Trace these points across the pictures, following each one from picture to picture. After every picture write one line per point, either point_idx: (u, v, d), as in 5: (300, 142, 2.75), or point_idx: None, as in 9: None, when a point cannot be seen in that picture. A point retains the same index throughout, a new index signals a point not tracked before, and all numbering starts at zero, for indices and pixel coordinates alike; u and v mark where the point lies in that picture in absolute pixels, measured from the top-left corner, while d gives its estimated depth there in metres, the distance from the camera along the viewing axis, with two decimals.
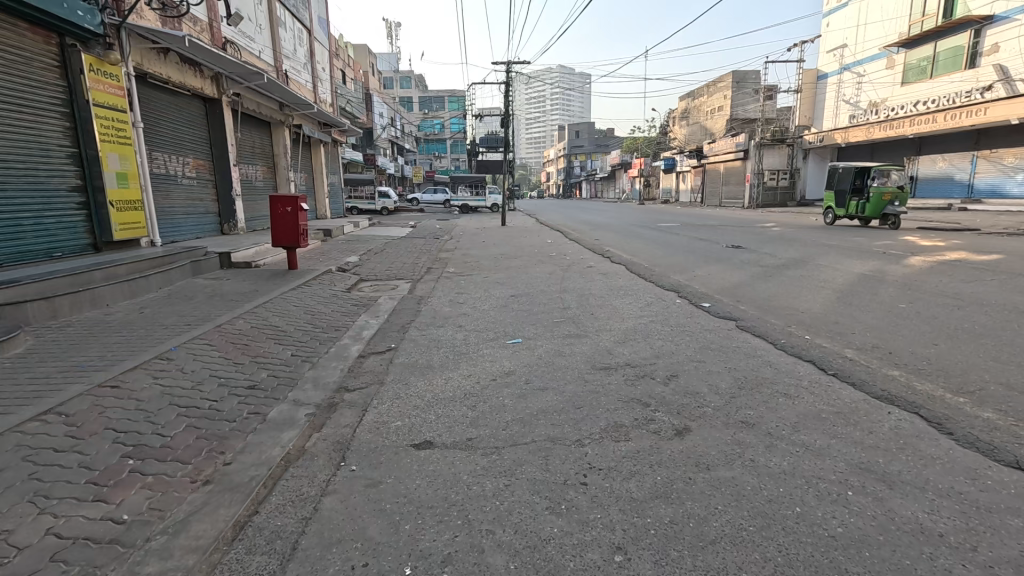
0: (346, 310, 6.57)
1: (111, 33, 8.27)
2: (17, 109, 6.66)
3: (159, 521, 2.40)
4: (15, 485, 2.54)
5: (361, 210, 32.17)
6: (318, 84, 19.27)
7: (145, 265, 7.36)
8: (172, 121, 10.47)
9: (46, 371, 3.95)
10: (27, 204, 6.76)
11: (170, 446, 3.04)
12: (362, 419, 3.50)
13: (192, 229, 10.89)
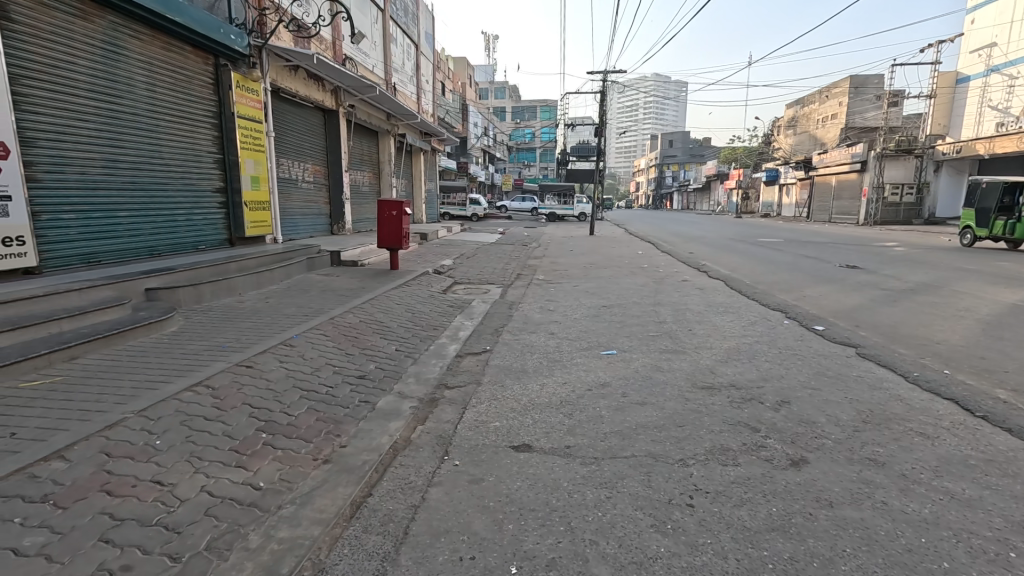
0: (443, 310, 6.86)
1: (255, 53, 9.37)
2: (179, 120, 7.71)
3: (289, 491, 2.65)
4: (176, 445, 2.93)
5: (453, 216, 33.38)
6: (421, 96, 20.38)
7: (270, 259, 8.19)
8: (298, 131, 11.58)
9: (195, 349, 4.52)
10: (182, 202, 7.79)
11: (295, 424, 3.35)
12: (462, 416, 3.63)
13: (307, 228, 11.94)
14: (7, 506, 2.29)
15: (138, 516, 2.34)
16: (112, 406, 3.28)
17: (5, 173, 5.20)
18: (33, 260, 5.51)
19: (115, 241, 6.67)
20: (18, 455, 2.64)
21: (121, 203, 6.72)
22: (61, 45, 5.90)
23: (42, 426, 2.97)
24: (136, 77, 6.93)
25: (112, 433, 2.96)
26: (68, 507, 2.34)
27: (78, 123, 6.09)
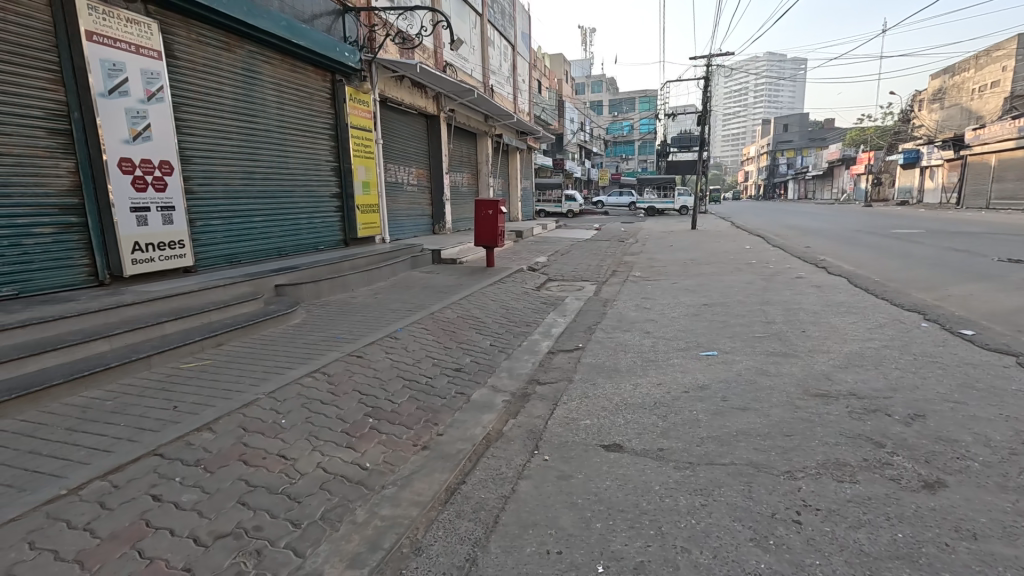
0: (537, 307, 6.94)
1: (365, 67, 10.14)
2: (303, 134, 8.59)
3: (390, 473, 2.87)
4: (298, 424, 3.30)
5: (548, 213, 33.51)
6: (517, 95, 20.71)
7: (378, 258, 8.85)
8: (403, 137, 12.35)
9: (314, 339, 5.03)
10: (305, 207, 8.67)
11: (398, 411, 3.61)
12: (553, 413, 3.66)
13: (412, 229, 12.70)
14: (170, 467, 2.74)
15: (267, 484, 2.68)
16: (249, 387, 3.78)
17: (170, 187, 6.17)
18: (190, 260, 6.47)
19: (252, 243, 7.61)
20: (178, 425, 3.14)
21: (256, 210, 7.64)
22: (210, 74, 6.86)
23: (196, 402, 3.51)
24: (269, 97, 7.84)
25: (247, 410, 3.41)
26: (214, 472, 2.74)
27: (223, 141, 7.04)
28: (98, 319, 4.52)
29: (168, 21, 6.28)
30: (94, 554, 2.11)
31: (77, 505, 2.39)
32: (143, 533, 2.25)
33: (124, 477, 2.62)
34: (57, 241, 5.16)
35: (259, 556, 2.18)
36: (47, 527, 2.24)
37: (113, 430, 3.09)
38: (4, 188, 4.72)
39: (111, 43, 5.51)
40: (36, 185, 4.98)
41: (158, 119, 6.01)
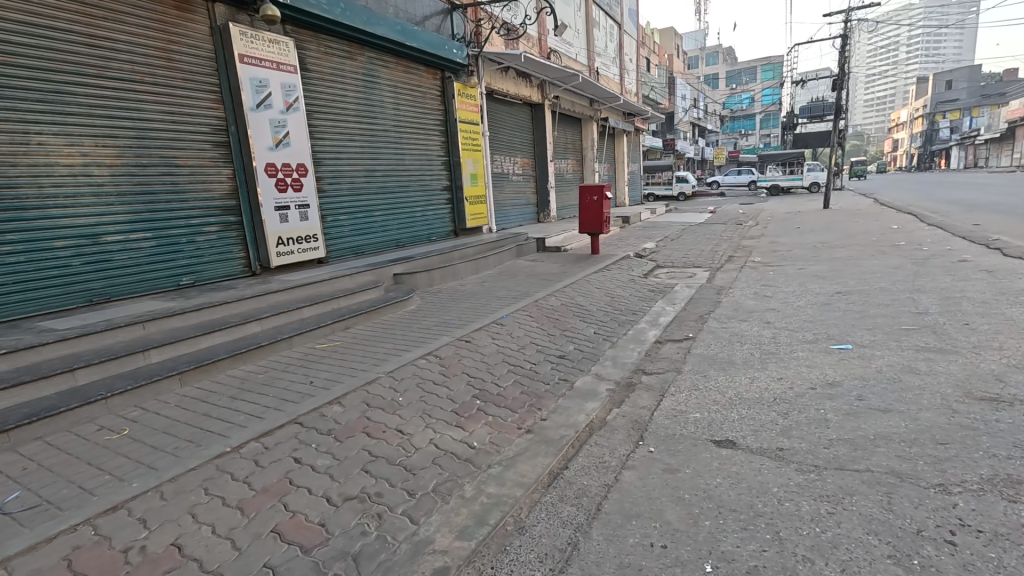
0: (644, 295, 6.72)
1: (472, 62, 10.47)
2: (416, 131, 9.11)
3: (496, 454, 2.99)
4: (413, 402, 3.56)
5: (658, 196, 32.05)
6: (624, 76, 19.98)
7: (486, 247, 9.15)
8: (509, 128, 12.57)
9: (427, 324, 5.37)
10: (419, 200, 9.21)
11: (503, 395, 3.74)
12: (659, 404, 3.54)
13: (517, 218, 12.94)
14: (308, 434, 3.11)
15: (387, 455, 2.93)
16: (371, 367, 4.15)
17: (306, 187, 6.91)
18: (323, 252, 7.22)
19: (374, 235, 8.28)
20: (314, 398, 3.56)
21: (377, 204, 8.29)
22: (337, 82, 7.54)
23: (329, 378, 3.94)
24: (386, 98, 8.42)
25: (370, 387, 3.75)
26: (343, 441, 3.06)
27: (349, 143, 7.72)
28: (252, 304, 5.26)
29: (302, 37, 7.00)
30: (251, 503, 2.49)
31: (237, 460, 2.82)
32: (287, 490, 2.60)
33: (272, 440, 3.03)
34: (220, 238, 6.06)
35: (379, 519, 2.41)
36: (216, 477, 2.67)
37: (264, 400, 3.59)
38: (182, 194, 5.64)
39: (258, 62, 6.29)
40: (205, 190, 5.88)
41: (296, 127, 6.75)
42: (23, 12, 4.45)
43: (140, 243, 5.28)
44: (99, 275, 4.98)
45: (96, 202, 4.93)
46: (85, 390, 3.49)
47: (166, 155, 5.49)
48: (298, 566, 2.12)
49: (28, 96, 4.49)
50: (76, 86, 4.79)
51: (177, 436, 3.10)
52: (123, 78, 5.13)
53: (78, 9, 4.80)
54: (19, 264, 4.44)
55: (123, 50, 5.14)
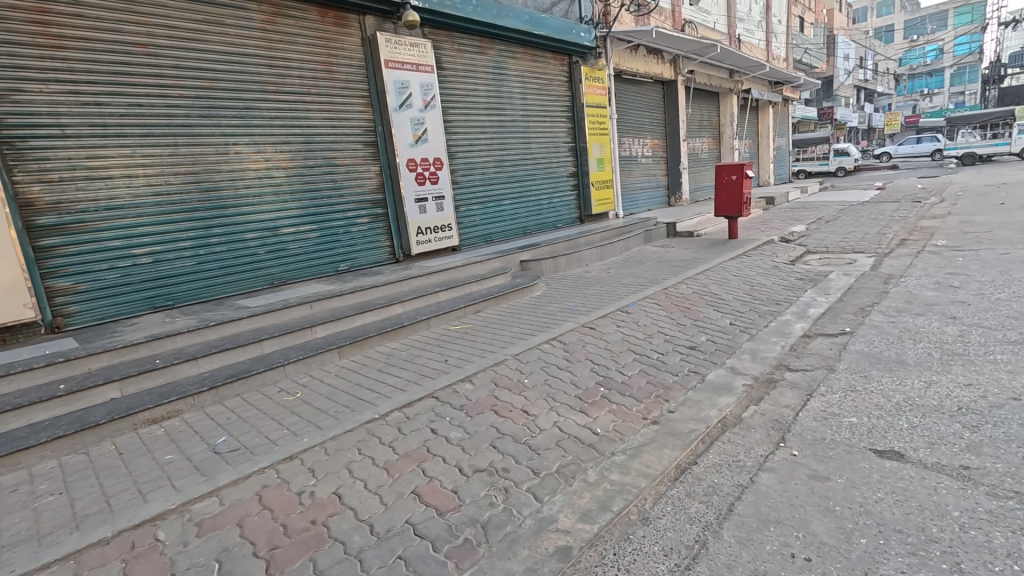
0: (790, 284, 6.06)
1: (600, 44, 10.24)
2: (543, 119, 9.19)
3: (620, 442, 2.96)
4: (538, 385, 3.66)
5: (810, 172, 28.43)
6: (772, 39, 17.93)
7: (612, 233, 8.98)
8: (638, 108, 12.08)
9: (552, 310, 5.46)
10: (545, 188, 9.30)
11: (628, 383, 3.67)
12: (806, 403, 3.19)
13: (646, 202, 12.44)
14: (443, 408, 3.37)
15: (513, 434, 3.07)
16: (499, 348, 4.35)
17: (441, 179, 7.40)
18: (456, 240, 7.68)
19: (503, 223, 8.57)
20: (448, 375, 3.84)
21: (506, 193, 8.56)
22: (470, 77, 7.90)
23: (460, 358, 4.22)
24: (515, 88, 8.61)
25: (498, 368, 3.94)
26: (474, 416, 3.27)
27: (479, 135, 8.07)
28: (395, 288, 5.80)
29: (438, 37, 7.44)
30: (395, 465, 2.78)
31: (384, 427, 3.17)
32: (424, 457, 2.85)
33: (413, 411, 3.35)
34: (370, 228, 6.77)
35: (506, 493, 2.54)
36: (368, 440, 3.03)
37: (406, 374, 3.97)
38: (339, 190, 6.41)
39: (400, 65, 6.83)
40: (358, 186, 6.60)
41: (433, 123, 7.23)
42: (223, 43, 5.37)
43: (307, 234, 6.12)
44: (278, 262, 5.89)
45: (275, 199, 5.82)
46: (269, 358, 4.18)
47: (328, 156, 6.26)
48: (434, 526, 2.33)
49: (227, 114, 5.42)
50: (260, 102, 5.67)
51: (337, 401, 3.57)
52: (295, 91, 5.94)
53: (261, 36, 5.66)
54: (222, 252, 5.44)
55: (295, 67, 5.94)
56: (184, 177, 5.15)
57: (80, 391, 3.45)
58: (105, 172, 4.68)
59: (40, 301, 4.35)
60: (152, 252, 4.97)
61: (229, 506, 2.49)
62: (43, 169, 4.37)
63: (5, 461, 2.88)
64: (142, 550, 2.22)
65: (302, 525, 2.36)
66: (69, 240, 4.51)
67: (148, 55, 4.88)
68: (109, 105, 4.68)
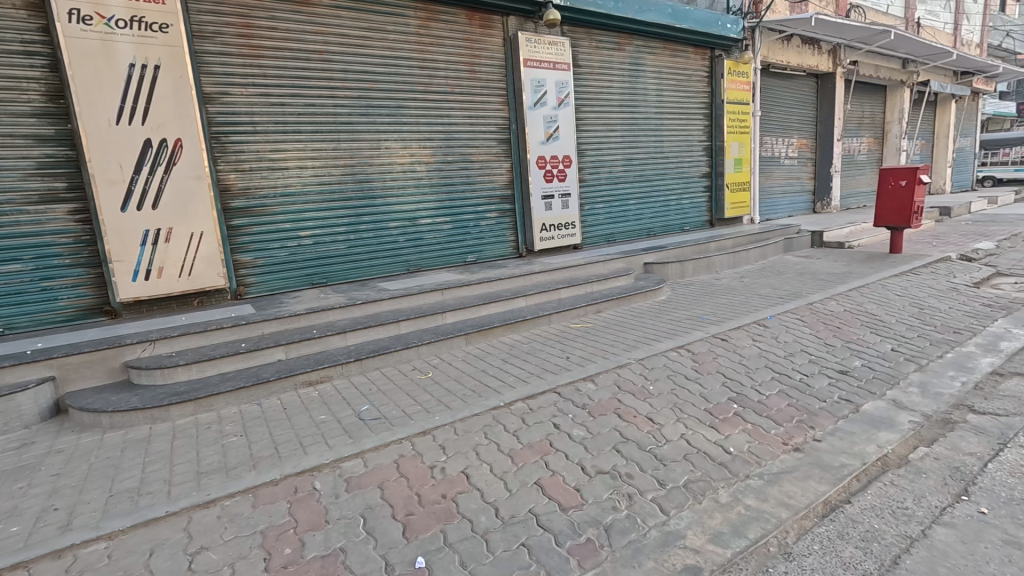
0: (973, 310, 5.13)
1: (748, 35, 9.49)
2: (678, 116, 8.78)
3: (756, 465, 2.74)
4: (664, 394, 3.52)
5: (1000, 180, 23.82)
6: (962, 22, 15.25)
7: (747, 240, 8.33)
8: (785, 104, 11.01)
9: (678, 316, 5.21)
10: (675, 188, 8.88)
11: (766, 404, 3.38)
12: (997, 455, 2.68)
13: (787, 208, 11.34)
14: (566, 404, 3.38)
15: (638, 440, 2.98)
16: (622, 351, 4.25)
17: (569, 177, 7.42)
18: (578, 239, 7.65)
19: (628, 224, 8.36)
20: (570, 372, 3.85)
21: (632, 193, 8.34)
22: (605, 74, 7.79)
23: (582, 356, 4.20)
24: (651, 85, 8.33)
25: (621, 371, 3.86)
26: (596, 417, 3.24)
27: (610, 133, 7.94)
28: (518, 282, 5.94)
29: (577, 35, 7.43)
30: (519, 454, 2.86)
31: (509, 415, 3.26)
32: (547, 450, 2.89)
33: (536, 403, 3.41)
34: (498, 223, 7.01)
35: (630, 500, 2.48)
36: (493, 426, 3.15)
37: (528, 367, 4.06)
38: (473, 184, 6.72)
39: (538, 64, 6.95)
40: (489, 182, 6.86)
41: (565, 121, 7.27)
42: (384, 48, 5.88)
43: (442, 225, 6.51)
44: (414, 250, 6.34)
45: (416, 192, 6.27)
46: (404, 338, 4.53)
47: (465, 152, 6.60)
48: (557, 520, 2.35)
49: (382, 112, 5.94)
50: (411, 101, 6.13)
51: (464, 385, 3.76)
52: (441, 91, 6.33)
53: (416, 40, 6.10)
54: (369, 238, 5.99)
55: (443, 68, 6.32)
56: (343, 169, 5.76)
57: (256, 350, 4.04)
58: (283, 163, 5.39)
59: (229, 270, 5.16)
60: (313, 235, 5.64)
61: (372, 469, 2.74)
62: (238, 159, 5.15)
63: (201, 402, 3.48)
64: (303, 495, 2.54)
65: (434, 497, 2.52)
66: (252, 221, 5.28)
67: (323, 60, 5.51)
68: (291, 105, 5.38)
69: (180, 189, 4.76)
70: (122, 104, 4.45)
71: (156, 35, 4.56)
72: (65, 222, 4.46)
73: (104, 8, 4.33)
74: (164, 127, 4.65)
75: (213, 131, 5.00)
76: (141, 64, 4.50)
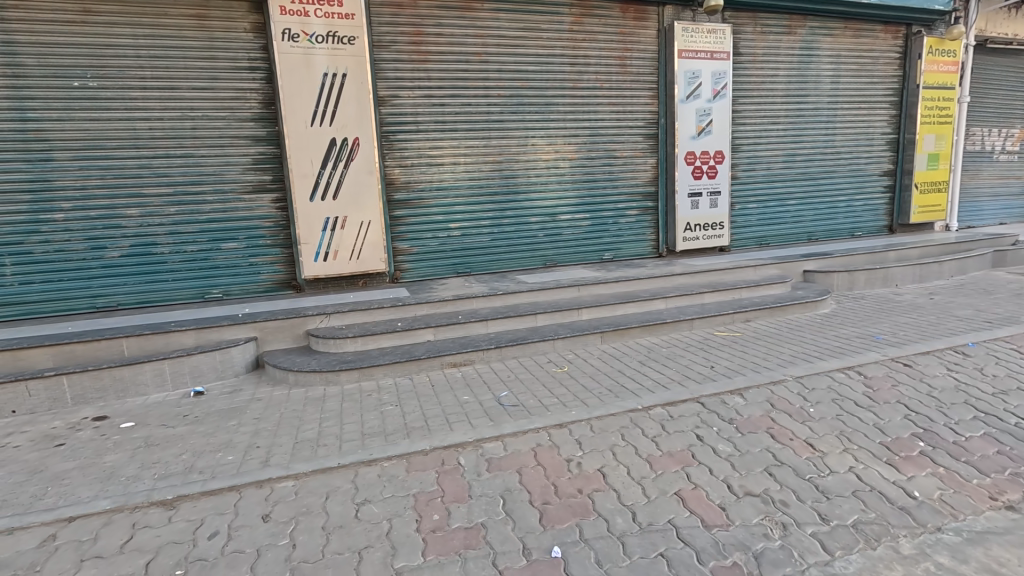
0: None
1: (960, 5, 7.91)
2: (858, 105, 7.68)
3: (952, 518, 2.30)
4: (828, 418, 3.13)
5: None
6: None
7: (940, 250, 7.03)
8: (1006, 87, 9.02)
9: (847, 334, 4.58)
10: (846, 188, 7.81)
11: (965, 446, 2.82)
12: None
13: (998, 213, 9.32)
14: (710, 416, 3.18)
15: (795, 466, 2.69)
16: (775, 366, 3.86)
17: (720, 174, 6.94)
18: (726, 241, 7.12)
19: (785, 226, 7.56)
20: (715, 383, 3.60)
21: (793, 192, 7.51)
22: (770, 62, 7.09)
23: (728, 367, 3.90)
24: (825, 70, 7.39)
25: (776, 388, 3.51)
26: (745, 434, 2.99)
27: (771, 126, 7.23)
28: (658, 283, 5.71)
29: (740, 21, 6.86)
30: (658, 461, 2.76)
31: (648, 420, 3.16)
32: (689, 461, 2.75)
33: (677, 411, 3.26)
34: (638, 221, 6.81)
35: (785, 530, 2.25)
36: (631, 428, 3.08)
37: (668, 372, 3.89)
38: (615, 181, 6.60)
39: (694, 55, 6.57)
40: (633, 178, 6.69)
41: (720, 115, 6.80)
42: (537, 46, 6.02)
43: (581, 222, 6.52)
44: (553, 245, 6.43)
45: (558, 188, 6.35)
46: (541, 331, 4.63)
47: (610, 148, 6.51)
48: (700, 536, 2.22)
49: (531, 110, 6.11)
50: (559, 98, 6.20)
51: (600, 383, 3.73)
52: (590, 86, 6.31)
53: (569, 37, 6.14)
54: (511, 232, 6.22)
55: (593, 64, 6.28)
56: (492, 165, 6.04)
57: (410, 330, 4.44)
58: (439, 159, 5.83)
59: (389, 256, 5.72)
60: (461, 227, 6.01)
61: (511, 453, 2.85)
62: (402, 156, 5.68)
63: (364, 371, 3.93)
64: (449, 467, 2.73)
65: (571, 490, 2.54)
66: (411, 213, 5.79)
67: (481, 61, 5.82)
68: (449, 105, 5.78)
69: (355, 182, 5.39)
70: (316, 108, 5.17)
71: (346, 47, 5.20)
72: (269, 209, 5.32)
73: (309, 26, 5.06)
74: (346, 128, 5.30)
75: (384, 130, 5.58)
76: (333, 73, 5.18)
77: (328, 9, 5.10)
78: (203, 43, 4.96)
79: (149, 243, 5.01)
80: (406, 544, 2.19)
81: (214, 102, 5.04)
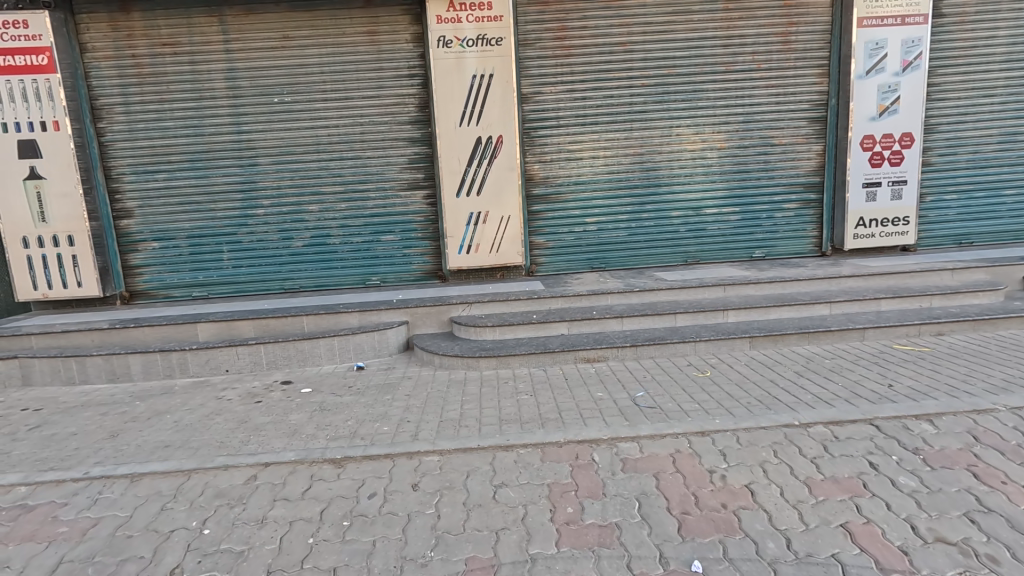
0: None
1: None
2: None
3: None
4: None
5: None
6: None
7: None
8: None
9: None
10: None
11: None
12: None
13: None
14: (888, 443, 2.73)
15: (1009, 516, 2.18)
16: (981, 392, 3.18)
17: (908, 159, 5.90)
18: (912, 239, 6.04)
19: (997, 221, 6.18)
20: (895, 404, 3.09)
21: (1011, 179, 6.09)
22: (986, 21, 5.79)
23: (913, 388, 3.31)
24: None
25: (981, 418, 2.89)
26: (935, 468, 2.52)
27: (983, 100, 5.93)
28: (820, 285, 5.06)
29: None
30: (819, 486, 2.45)
31: (807, 438, 2.82)
32: (859, 492, 2.39)
33: (844, 432, 2.86)
34: (797, 215, 6.10)
35: None
36: (786, 445, 2.78)
37: (832, 387, 3.43)
38: (771, 171, 5.98)
39: (879, 22, 5.67)
40: (794, 167, 6.00)
41: (910, 89, 5.78)
42: (686, 30, 5.67)
43: (730, 216, 6.03)
44: (696, 240, 6.05)
45: (705, 180, 5.94)
46: (681, 331, 4.40)
47: (767, 135, 5.90)
48: None
49: (677, 98, 5.79)
50: (709, 84, 5.78)
51: (749, 393, 3.42)
52: (745, 68, 5.77)
53: (723, 16, 5.67)
54: (650, 227, 5.99)
55: (751, 43, 5.73)
56: (633, 158, 5.86)
57: (545, 322, 4.52)
58: (579, 153, 5.81)
59: (527, 250, 5.88)
60: (599, 222, 5.94)
61: (648, 455, 2.76)
62: (542, 151, 5.78)
63: (502, 359, 4.10)
64: (584, 462, 2.73)
65: (714, 504, 2.38)
66: (549, 207, 5.88)
67: (625, 51, 5.66)
68: (591, 99, 5.73)
69: (498, 178, 5.62)
70: (465, 109, 5.49)
71: (494, 48, 5.42)
72: (421, 205, 5.80)
73: (461, 32, 5.37)
74: (491, 126, 5.55)
75: (526, 127, 5.72)
76: (481, 75, 5.45)
77: (479, 13, 5.35)
78: (372, 57, 5.54)
79: (325, 234, 5.78)
80: (540, 532, 2.24)
81: (379, 108, 5.61)
